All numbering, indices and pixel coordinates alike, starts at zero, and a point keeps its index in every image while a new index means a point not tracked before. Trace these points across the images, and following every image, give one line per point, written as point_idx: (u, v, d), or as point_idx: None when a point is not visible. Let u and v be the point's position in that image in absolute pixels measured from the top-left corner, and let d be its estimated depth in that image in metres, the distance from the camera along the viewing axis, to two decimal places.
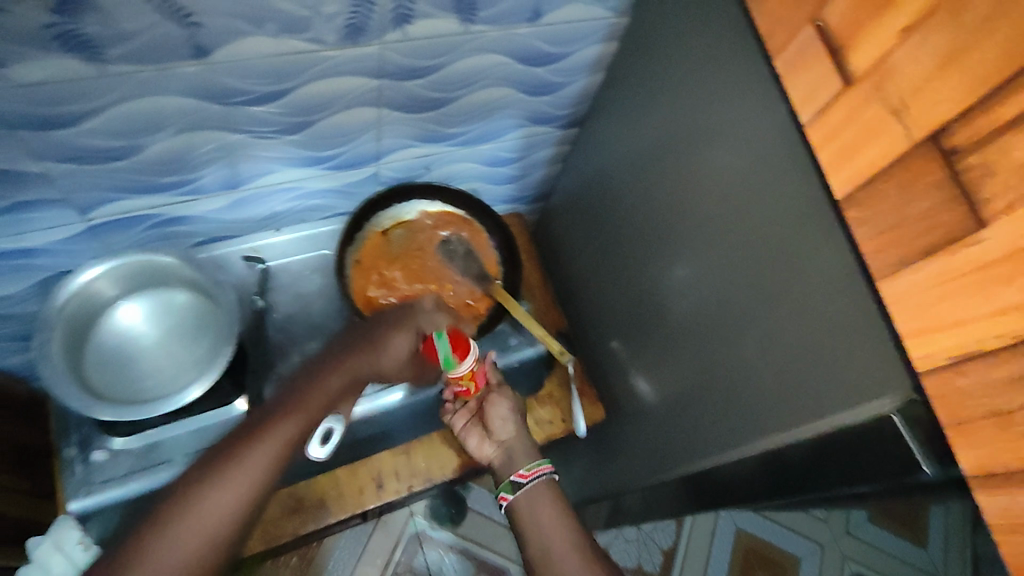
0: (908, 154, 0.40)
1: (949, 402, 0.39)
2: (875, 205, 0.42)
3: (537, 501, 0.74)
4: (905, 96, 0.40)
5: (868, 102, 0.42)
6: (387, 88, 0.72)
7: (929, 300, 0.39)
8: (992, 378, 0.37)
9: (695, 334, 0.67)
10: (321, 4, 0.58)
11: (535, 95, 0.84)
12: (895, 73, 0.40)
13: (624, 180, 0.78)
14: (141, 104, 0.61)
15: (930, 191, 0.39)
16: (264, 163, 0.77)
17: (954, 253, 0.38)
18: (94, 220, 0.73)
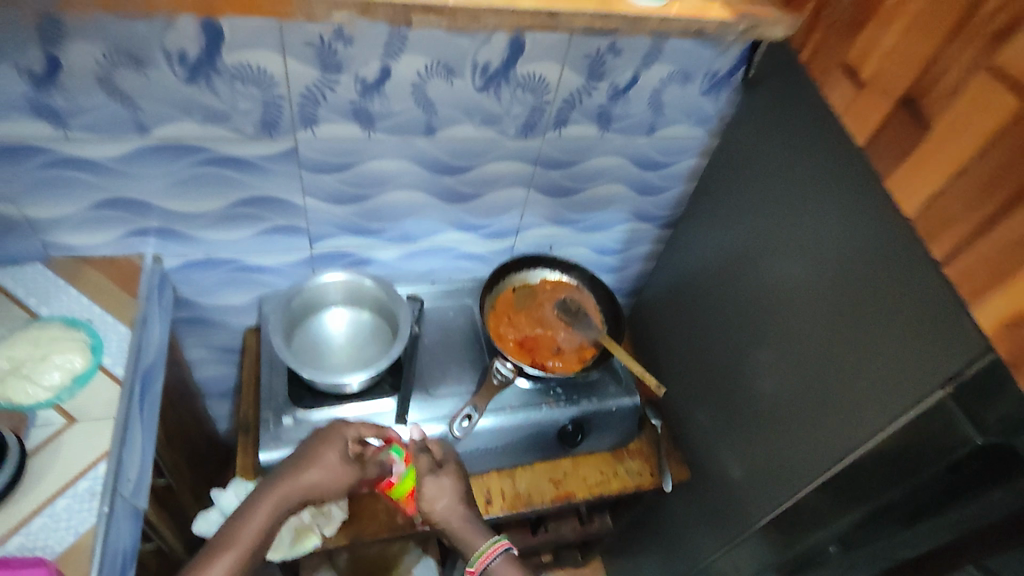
0: (900, 108, 0.63)
1: (942, 220, 0.58)
2: (888, 143, 0.64)
3: (506, 574, 0.81)
4: (892, 78, 0.64)
5: (874, 92, 0.66)
6: (538, 175, 0.98)
7: (930, 165, 0.60)
8: (966, 199, 0.56)
9: (789, 369, 0.81)
10: (511, 107, 0.86)
11: (644, 196, 1.09)
12: (886, 70, 0.65)
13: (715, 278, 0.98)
14: (381, 163, 0.89)
15: (918, 118, 0.61)
16: (439, 224, 1.03)
17: (934, 144, 0.59)
18: (316, 250, 1.00)
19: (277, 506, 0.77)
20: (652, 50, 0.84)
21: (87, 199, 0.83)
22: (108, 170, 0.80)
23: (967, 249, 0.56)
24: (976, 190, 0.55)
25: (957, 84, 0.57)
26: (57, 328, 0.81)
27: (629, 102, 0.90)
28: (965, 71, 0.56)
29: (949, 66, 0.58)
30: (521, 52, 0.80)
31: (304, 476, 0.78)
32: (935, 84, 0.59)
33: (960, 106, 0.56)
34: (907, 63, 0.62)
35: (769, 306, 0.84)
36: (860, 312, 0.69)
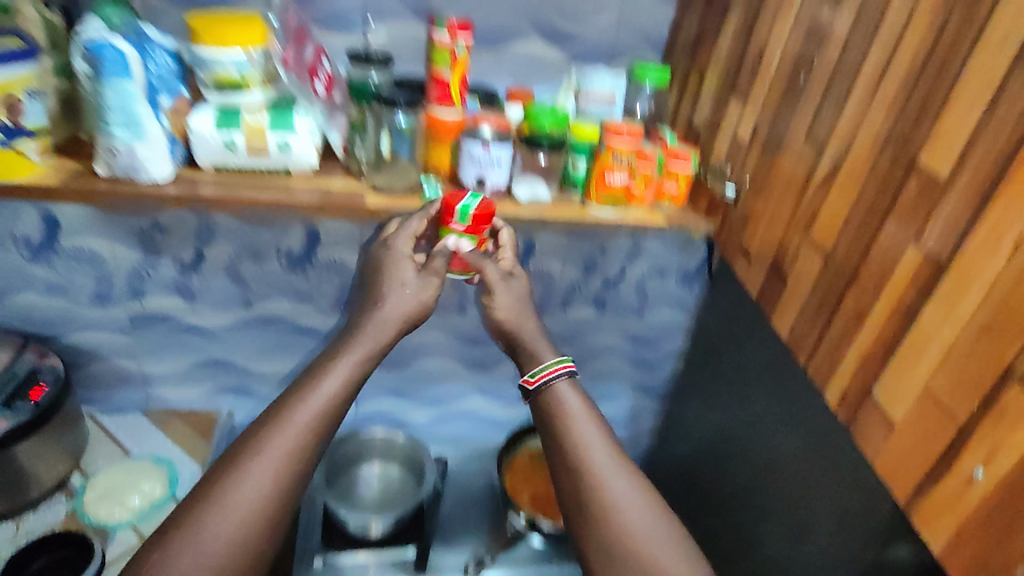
0: (752, 215, 0.71)
1: (796, 340, 0.62)
2: (767, 204, 0.68)
3: (569, 403, 0.65)
4: (750, 179, 0.71)
5: (735, 215, 0.74)
6: (549, 348, 1.19)
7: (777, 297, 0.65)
8: (840, 193, 0.56)
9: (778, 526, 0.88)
10: (525, 292, 1.11)
11: (642, 370, 1.27)
12: (736, 197, 0.74)
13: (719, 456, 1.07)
14: (420, 335, 1.12)
15: (775, 200, 0.66)
16: (465, 391, 1.21)
17: (796, 197, 0.62)
18: (360, 411, 1.18)
19: (357, 373, 0.62)
20: (633, 251, 1.10)
21: (191, 359, 1.06)
22: (214, 334, 1.04)
23: (818, 361, 0.59)
24: (848, 177, 0.55)
25: (790, 166, 0.64)
26: (147, 464, 0.98)
27: (620, 290, 1.14)
28: (773, 229, 0.67)
29: (775, 169, 0.67)
30: (534, 251, 1.06)
31: (383, 312, 0.66)
32: (767, 230, 0.68)
33: (803, 169, 0.62)
34: (741, 229, 0.73)
35: (772, 487, 0.90)
36: (832, 485, 0.77)
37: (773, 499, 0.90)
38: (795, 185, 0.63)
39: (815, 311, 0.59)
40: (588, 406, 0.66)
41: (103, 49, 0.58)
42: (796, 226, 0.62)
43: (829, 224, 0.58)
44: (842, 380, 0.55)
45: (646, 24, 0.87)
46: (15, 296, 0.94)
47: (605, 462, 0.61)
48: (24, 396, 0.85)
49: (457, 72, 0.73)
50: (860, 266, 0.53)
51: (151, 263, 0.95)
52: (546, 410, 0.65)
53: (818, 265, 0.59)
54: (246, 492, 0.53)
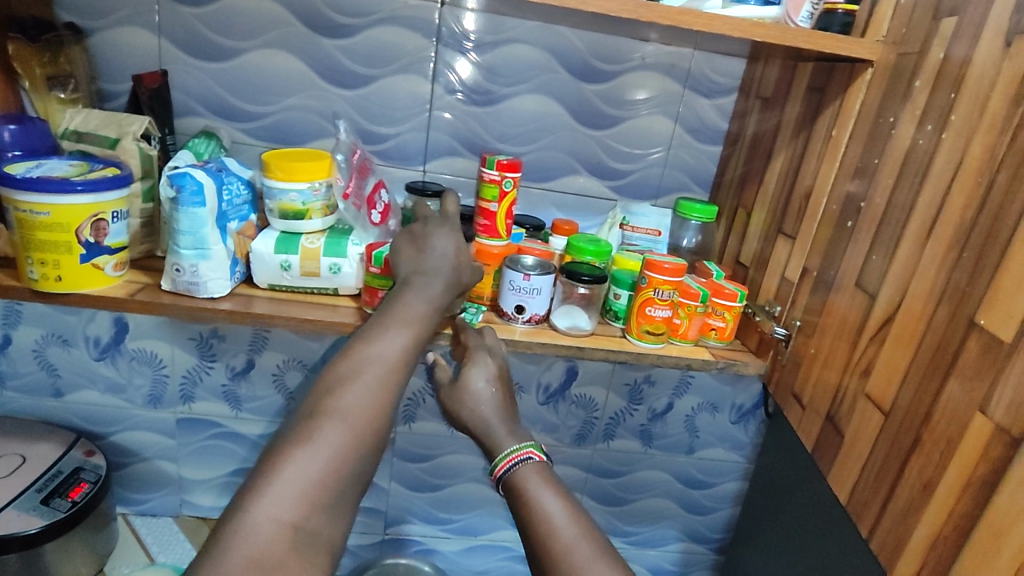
0: (806, 355, 0.67)
1: (857, 508, 0.55)
2: (824, 344, 0.64)
3: (528, 487, 0.59)
4: (804, 317, 0.69)
5: (788, 354, 0.71)
6: (590, 480, 1.12)
7: (835, 454, 0.59)
8: (904, 342, 0.52)
9: None
10: (567, 419, 1.07)
11: (693, 513, 1.17)
12: (787, 338, 0.71)
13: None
14: (457, 457, 1.08)
15: (827, 342, 0.64)
16: (498, 521, 1.14)
17: (851, 341, 0.59)
18: (388, 534, 1.13)
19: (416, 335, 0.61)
20: (680, 383, 1.06)
21: (227, 466, 1.06)
22: (253, 442, 1.05)
23: (879, 529, 0.52)
24: (913, 325, 0.51)
25: (841, 311, 0.62)
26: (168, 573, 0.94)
27: (667, 424, 1.09)
28: (827, 379, 0.63)
29: (827, 311, 0.64)
30: (575, 377, 1.04)
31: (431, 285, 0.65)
32: (819, 380, 0.64)
33: (858, 312, 0.59)
34: (794, 379, 0.69)
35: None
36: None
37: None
38: (845, 336, 0.60)
39: (873, 473, 0.53)
40: (554, 482, 0.59)
41: (185, 180, 0.65)
42: (852, 378, 0.58)
43: (884, 380, 0.54)
44: (911, 561, 0.48)
45: (692, 164, 0.89)
46: (78, 394, 0.99)
47: (576, 538, 0.53)
48: (65, 493, 0.86)
49: (505, 204, 0.76)
50: (927, 426, 0.48)
51: (205, 368, 0.99)
52: (512, 493, 0.59)
53: (876, 424, 0.54)
54: (272, 512, 0.46)
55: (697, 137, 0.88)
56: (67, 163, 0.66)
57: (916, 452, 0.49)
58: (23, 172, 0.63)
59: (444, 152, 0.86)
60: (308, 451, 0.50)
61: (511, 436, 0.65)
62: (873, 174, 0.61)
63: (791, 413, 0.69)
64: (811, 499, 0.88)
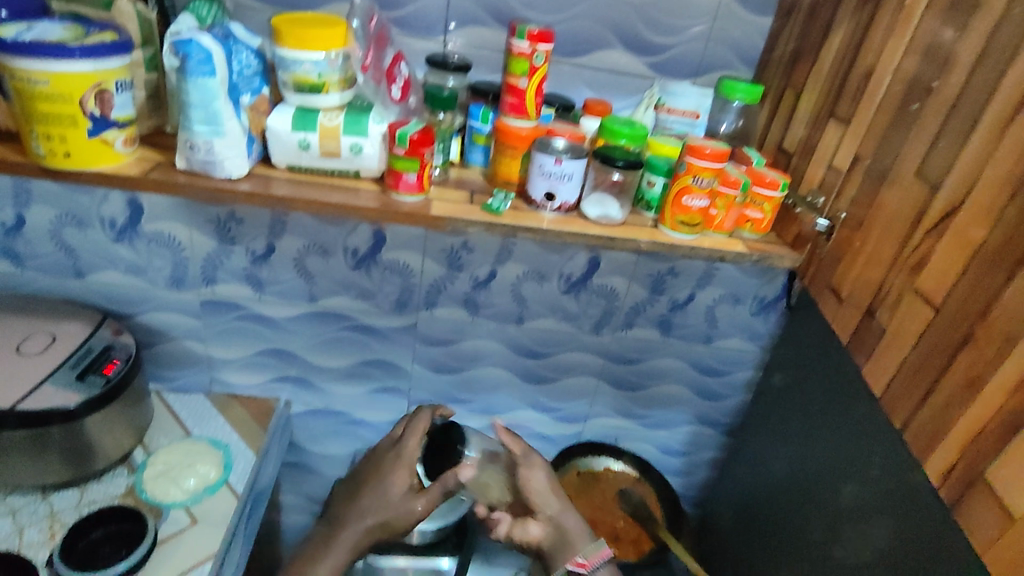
0: (850, 246, 0.65)
1: (894, 401, 0.56)
2: (871, 235, 0.61)
3: None
4: (851, 207, 0.65)
5: (830, 243, 0.69)
6: (606, 367, 1.15)
7: (871, 349, 0.60)
8: (966, 237, 0.49)
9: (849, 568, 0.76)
10: (587, 308, 1.07)
11: (705, 398, 1.20)
12: (831, 227, 0.68)
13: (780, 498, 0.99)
14: (477, 343, 1.10)
15: (875, 233, 0.61)
16: (515, 403, 1.19)
17: (904, 232, 0.57)
18: (412, 412, 1.18)
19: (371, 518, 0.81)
20: (704, 275, 1.05)
21: (254, 347, 1.08)
22: (276, 325, 1.06)
23: (917, 425, 0.53)
24: (980, 219, 0.48)
25: (895, 202, 0.58)
26: (204, 446, 1.01)
27: (687, 314, 1.09)
28: (869, 275, 0.61)
29: (880, 200, 0.61)
30: (598, 267, 1.03)
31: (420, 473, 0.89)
32: (862, 275, 0.62)
33: (914, 201, 0.56)
34: (833, 271, 0.68)
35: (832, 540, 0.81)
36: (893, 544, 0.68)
37: (834, 556, 0.80)
38: (897, 232, 0.57)
39: (913, 371, 0.54)
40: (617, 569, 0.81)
41: (190, 46, 0.59)
42: (897, 274, 0.57)
43: (935, 281, 0.52)
44: (949, 453, 0.49)
45: (740, 37, 0.81)
46: (100, 275, 0.99)
47: None
48: (98, 370, 0.89)
49: (536, 81, 0.70)
50: (981, 324, 0.47)
51: (224, 251, 0.98)
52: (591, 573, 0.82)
53: (920, 324, 0.53)
54: None
55: (747, 7, 0.79)
56: (60, 27, 0.60)
57: (966, 349, 0.48)
58: (14, 36, 0.57)
59: (467, 21, 0.78)
60: None
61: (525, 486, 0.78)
62: (950, 48, 0.55)
63: (828, 307, 0.68)
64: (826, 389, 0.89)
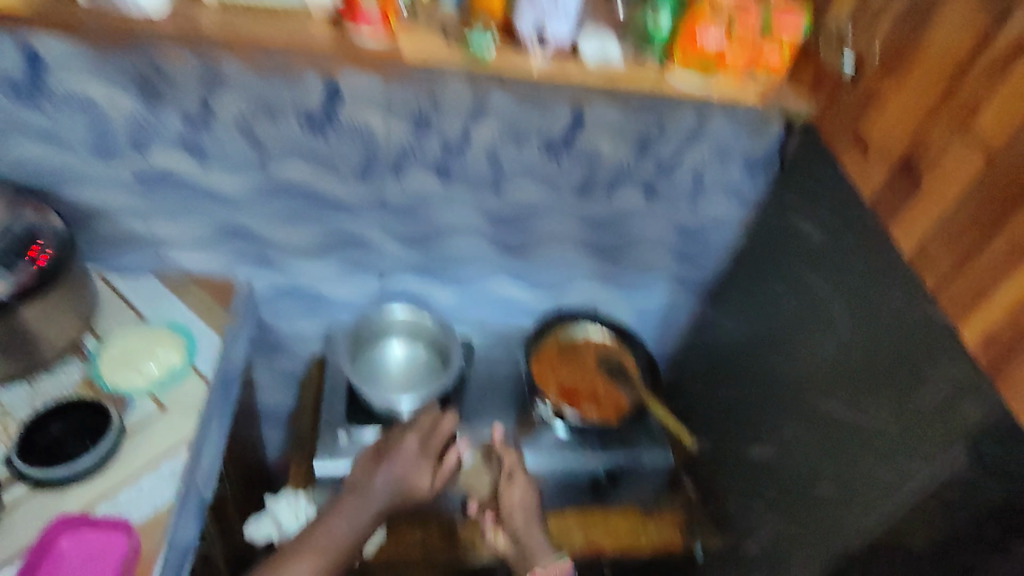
0: (890, 100, 0.70)
1: (922, 263, 0.65)
2: (913, 86, 0.67)
3: None
4: (890, 60, 0.70)
5: (868, 101, 0.73)
6: (586, 235, 1.09)
7: (905, 216, 0.67)
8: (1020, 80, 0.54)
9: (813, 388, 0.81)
10: (569, 170, 0.99)
11: (685, 262, 1.18)
12: (869, 84, 0.73)
13: (755, 357, 1.00)
14: (451, 211, 1.02)
15: (917, 84, 0.66)
16: (492, 273, 1.13)
17: (948, 81, 0.62)
18: (384, 287, 1.12)
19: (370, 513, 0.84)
20: (696, 131, 0.97)
21: (203, 224, 0.98)
22: (226, 198, 0.95)
23: (945, 279, 0.62)
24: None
25: (936, 48, 0.63)
26: (164, 329, 0.94)
27: (673, 176, 1.02)
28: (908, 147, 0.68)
29: (918, 49, 0.65)
30: (582, 124, 0.93)
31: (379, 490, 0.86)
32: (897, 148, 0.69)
33: (955, 46, 0.60)
34: (865, 146, 0.74)
35: (804, 381, 0.84)
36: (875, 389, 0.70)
37: (800, 382, 0.85)
38: (924, 105, 0.65)
39: (950, 231, 0.62)
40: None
41: None
42: (937, 139, 0.63)
43: (971, 142, 0.59)
44: (988, 315, 0.57)
45: None
46: (8, 146, 0.85)
47: None
48: (25, 254, 0.78)
49: None
50: None
51: (153, 114, 0.84)
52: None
53: (960, 185, 0.61)
54: None
55: None
56: None
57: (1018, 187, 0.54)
58: None
59: None
60: None
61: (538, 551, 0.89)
62: None
63: (858, 179, 0.75)
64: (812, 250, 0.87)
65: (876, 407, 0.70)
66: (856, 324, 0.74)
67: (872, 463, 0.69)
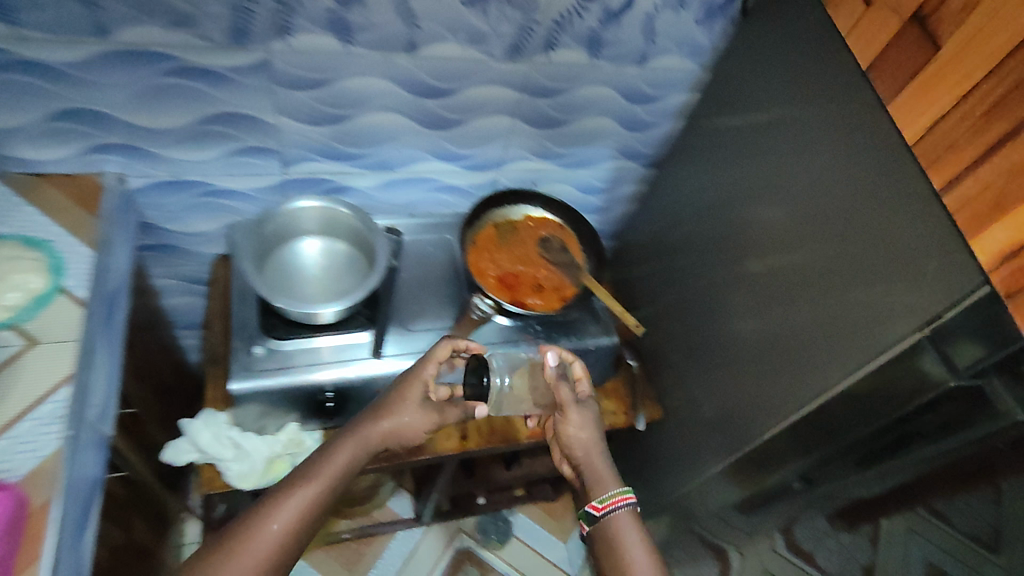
0: None
1: (927, 151, 0.62)
2: None
3: (613, 531, 0.78)
4: None
5: None
6: (523, 101, 0.94)
7: (915, 98, 0.64)
8: None
9: (774, 246, 0.81)
10: (499, 25, 0.81)
11: (631, 130, 1.06)
12: None
13: (711, 234, 0.95)
14: (358, 81, 0.84)
15: None
16: (415, 153, 0.99)
17: None
18: (289, 176, 0.95)
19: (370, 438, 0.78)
20: None
21: (40, 108, 0.77)
22: (61, 74, 0.74)
23: (954, 168, 0.60)
24: None
25: None
26: (15, 247, 0.77)
27: (622, 26, 0.86)
28: (933, 25, 0.64)
29: None
30: None
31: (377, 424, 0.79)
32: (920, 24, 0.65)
33: None
34: (876, 17, 0.68)
35: (764, 245, 0.83)
36: (838, 268, 0.72)
37: (761, 248, 0.84)
38: None
39: (965, 121, 0.60)
40: (640, 528, 0.79)
41: None
42: (971, 14, 0.59)
43: (1007, 18, 0.56)
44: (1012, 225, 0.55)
45: None
46: None
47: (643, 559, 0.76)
48: None
49: None
50: None
51: None
52: (604, 541, 0.78)
53: (988, 65, 0.58)
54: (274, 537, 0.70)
55: None
56: None
57: None
58: None
59: None
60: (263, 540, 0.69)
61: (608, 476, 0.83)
62: None
63: (860, 54, 0.70)
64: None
65: (847, 262, 0.71)
66: (819, 209, 0.74)
67: (837, 339, 0.73)
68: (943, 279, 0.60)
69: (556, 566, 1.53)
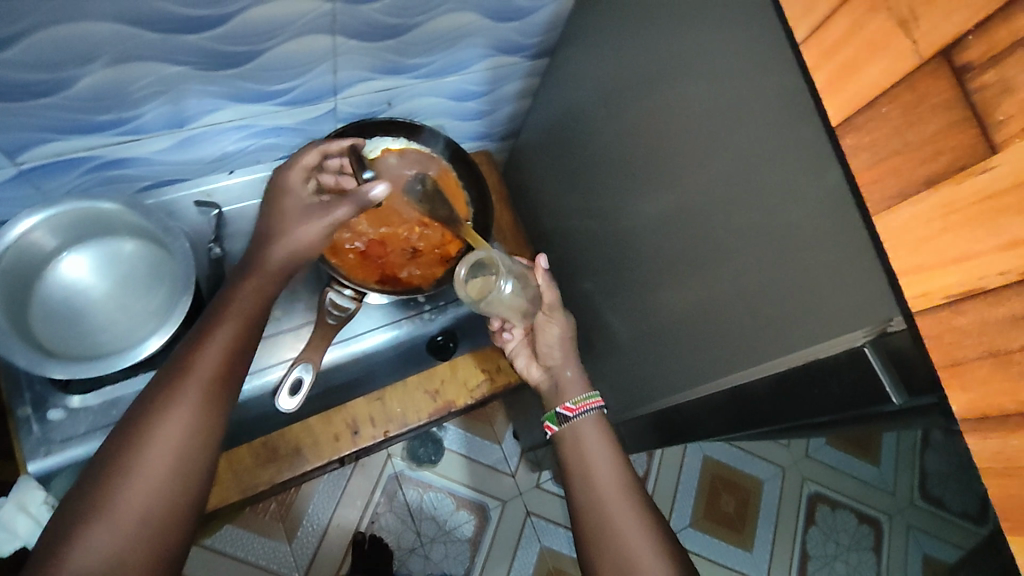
0: None
1: (944, 344, 0.34)
2: None
3: (586, 433, 0.71)
4: None
5: None
6: (341, 14, 0.65)
7: (927, 233, 0.33)
8: None
9: (676, 201, 0.61)
10: None
11: (503, 21, 0.78)
12: None
13: (605, 164, 0.75)
14: (66, 30, 0.54)
15: None
16: (208, 100, 0.70)
17: None
18: (26, 164, 0.67)
19: None
20: None
21: None
22: None
23: (993, 402, 0.32)
24: None
25: None
26: None
27: None
28: (984, 70, 0.30)
29: None
30: None
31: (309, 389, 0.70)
32: (953, 62, 0.31)
33: None
34: (873, 23, 0.34)
35: (660, 187, 0.64)
36: (747, 253, 0.53)
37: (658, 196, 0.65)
38: None
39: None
40: (606, 436, 0.71)
41: None
42: None
43: None
44: None
45: None
46: None
47: (616, 486, 0.66)
48: None
49: None
50: None
51: None
52: (568, 441, 0.71)
53: None
54: (163, 448, 0.54)
55: None
56: None
57: None
58: None
59: None
60: (147, 453, 0.53)
61: (579, 385, 0.76)
62: None
63: (835, 100, 0.37)
64: (689, 37, 0.54)
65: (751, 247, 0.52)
66: (725, 169, 0.53)
67: (748, 331, 0.56)
68: (888, 301, 0.42)
69: (492, 468, 1.55)
